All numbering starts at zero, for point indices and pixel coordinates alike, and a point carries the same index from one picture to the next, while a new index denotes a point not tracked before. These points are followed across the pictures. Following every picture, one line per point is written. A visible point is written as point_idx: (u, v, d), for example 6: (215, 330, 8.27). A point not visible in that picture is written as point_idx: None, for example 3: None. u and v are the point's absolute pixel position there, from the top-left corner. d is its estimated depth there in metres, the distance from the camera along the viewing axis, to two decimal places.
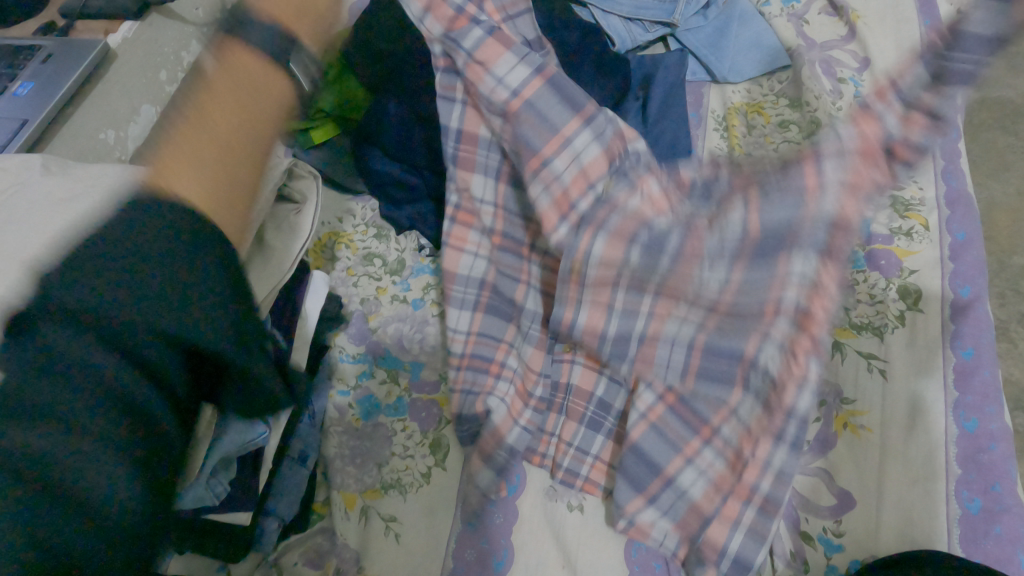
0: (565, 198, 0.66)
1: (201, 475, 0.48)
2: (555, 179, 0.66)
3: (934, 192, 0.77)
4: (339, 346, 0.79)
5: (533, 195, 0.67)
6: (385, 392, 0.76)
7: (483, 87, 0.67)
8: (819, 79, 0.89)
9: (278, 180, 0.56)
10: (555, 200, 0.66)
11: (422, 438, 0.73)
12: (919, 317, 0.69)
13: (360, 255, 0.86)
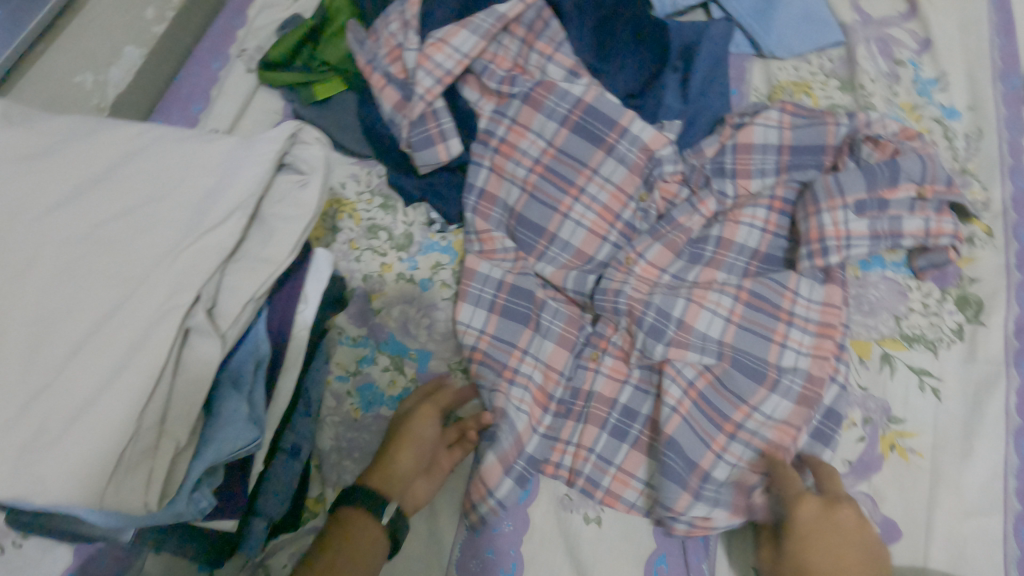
0: (604, 214, 0.72)
1: (181, 491, 0.42)
2: (593, 201, 0.73)
3: (998, 193, 0.71)
4: (339, 327, 0.72)
5: (563, 234, 0.72)
6: (387, 380, 0.69)
7: (542, 113, 0.75)
8: (875, 60, 0.81)
9: (275, 154, 0.46)
10: (595, 223, 0.72)
11: None
12: (980, 331, 0.63)
13: (364, 227, 0.78)
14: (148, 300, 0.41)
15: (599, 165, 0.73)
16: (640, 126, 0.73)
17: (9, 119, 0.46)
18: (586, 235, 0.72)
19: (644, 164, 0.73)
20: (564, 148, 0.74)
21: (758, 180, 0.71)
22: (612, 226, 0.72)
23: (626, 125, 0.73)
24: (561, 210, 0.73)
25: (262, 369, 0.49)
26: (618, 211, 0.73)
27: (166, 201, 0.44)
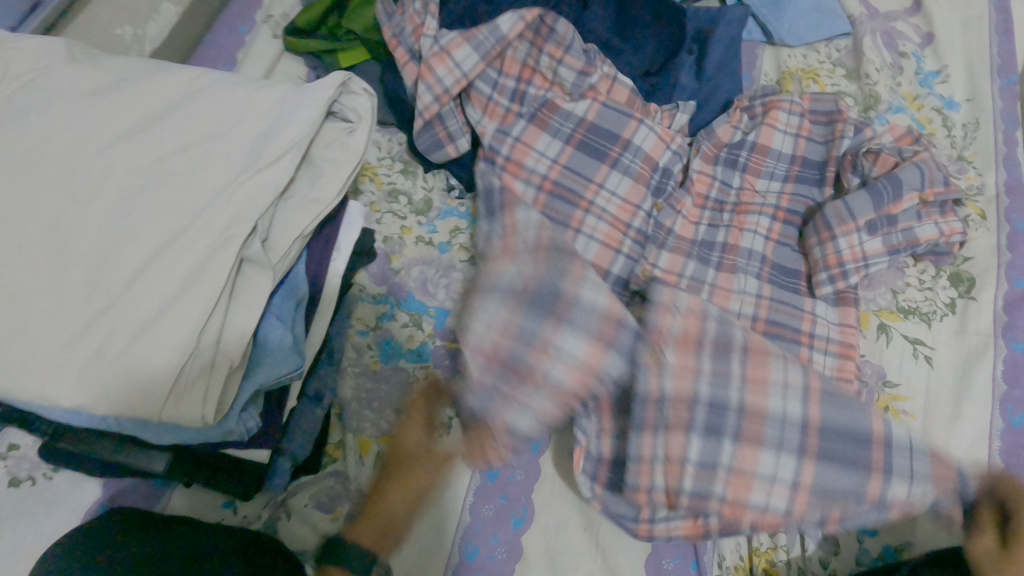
0: (616, 224, 0.71)
1: (233, 409, 0.45)
2: (603, 212, 0.71)
3: (994, 179, 0.75)
4: (359, 284, 0.74)
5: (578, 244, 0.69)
6: (406, 335, 0.71)
7: (548, 131, 0.76)
8: (880, 51, 0.84)
9: (327, 101, 0.50)
10: (607, 235, 0.70)
11: (444, 387, 0.69)
12: (972, 305, 0.67)
13: (384, 190, 0.80)
14: (209, 227, 0.44)
15: (605, 178, 0.73)
16: (642, 137, 0.75)
17: (76, 58, 0.50)
18: (599, 248, 0.69)
19: (649, 172, 0.74)
20: (570, 164, 0.74)
21: (765, 181, 0.76)
22: (624, 236, 0.71)
23: (629, 138, 0.75)
24: (574, 224, 0.70)
25: (301, 307, 0.51)
26: (627, 221, 0.72)
27: (224, 138, 0.47)
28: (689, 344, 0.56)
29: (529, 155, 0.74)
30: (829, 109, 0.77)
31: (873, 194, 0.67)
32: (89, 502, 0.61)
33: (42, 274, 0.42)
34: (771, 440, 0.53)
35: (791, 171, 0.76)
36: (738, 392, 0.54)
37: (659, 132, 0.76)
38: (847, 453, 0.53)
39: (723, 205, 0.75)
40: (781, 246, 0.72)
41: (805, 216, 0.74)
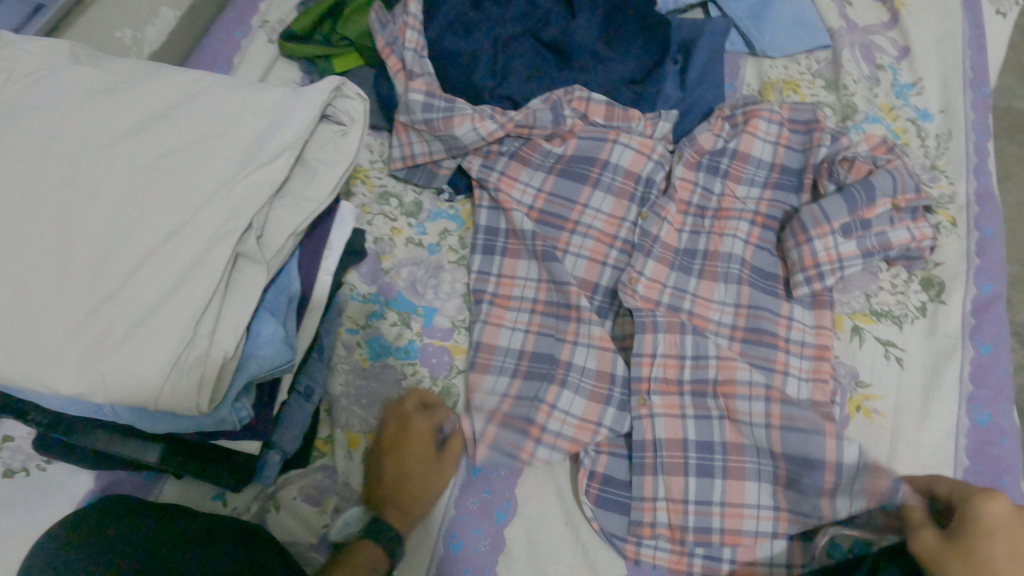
0: (602, 239, 0.76)
1: (226, 399, 0.46)
2: (589, 230, 0.76)
3: (965, 188, 0.77)
4: (350, 284, 0.76)
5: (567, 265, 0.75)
6: (395, 334, 0.73)
7: (529, 168, 0.80)
8: (858, 63, 0.87)
9: (322, 105, 0.52)
10: (594, 250, 0.75)
11: (431, 384, 0.71)
12: (941, 309, 0.70)
13: (376, 193, 0.82)
14: (207, 223, 0.46)
15: (589, 198, 0.77)
16: (619, 155, 0.79)
17: (78, 58, 0.51)
18: (587, 264, 0.75)
19: (632, 186, 0.78)
20: (555, 190, 0.78)
21: (745, 187, 0.78)
22: (610, 249, 0.75)
23: (607, 158, 0.79)
24: (562, 245, 0.76)
25: (293, 303, 0.53)
26: (614, 234, 0.76)
27: (221, 139, 0.49)
28: (672, 387, 0.66)
29: (518, 177, 0.79)
30: (807, 118, 0.79)
31: (847, 199, 0.69)
32: (82, 492, 0.63)
33: (45, 265, 0.43)
34: (749, 473, 0.62)
35: (771, 177, 0.78)
36: (719, 419, 0.65)
37: (636, 146, 0.79)
38: (815, 480, 0.60)
39: (705, 211, 0.77)
40: (759, 250, 0.74)
41: (783, 220, 0.76)
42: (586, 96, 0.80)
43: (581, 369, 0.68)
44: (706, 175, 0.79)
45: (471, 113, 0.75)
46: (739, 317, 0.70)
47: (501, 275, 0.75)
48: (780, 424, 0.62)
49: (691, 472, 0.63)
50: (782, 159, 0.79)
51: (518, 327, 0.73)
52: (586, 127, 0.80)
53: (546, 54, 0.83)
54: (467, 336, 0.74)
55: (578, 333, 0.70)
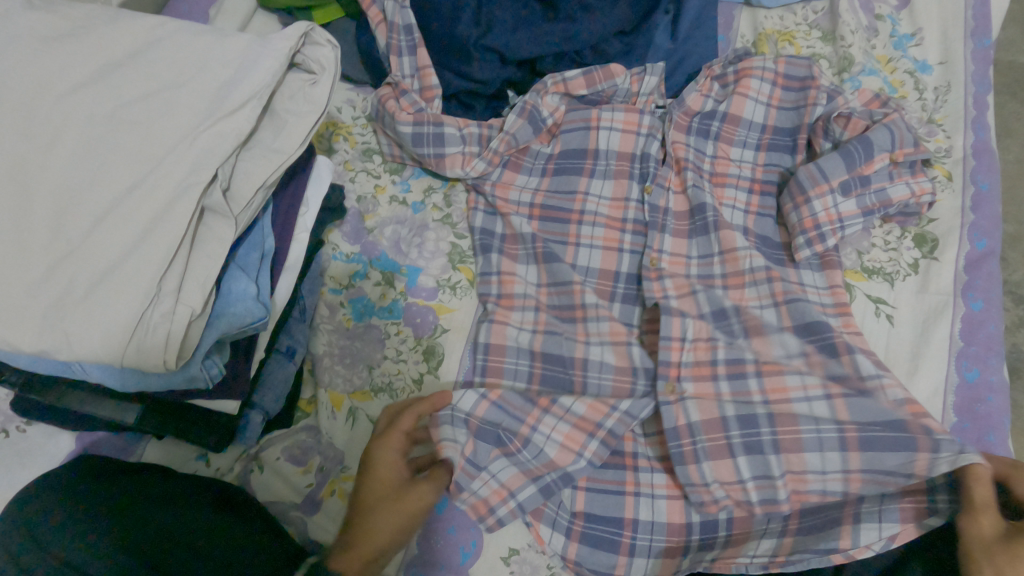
0: (611, 226, 0.74)
1: (196, 355, 0.45)
2: (597, 217, 0.74)
3: (961, 142, 0.75)
4: (333, 244, 0.74)
5: (581, 260, 0.73)
6: (379, 294, 0.72)
7: (523, 172, 0.79)
8: (856, 13, 0.84)
9: (290, 52, 0.50)
10: (606, 238, 0.73)
11: (415, 344, 0.70)
12: (934, 265, 0.68)
13: (358, 150, 0.80)
14: (168, 176, 0.44)
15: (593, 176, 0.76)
16: (607, 140, 0.77)
17: (32, 3, 0.49)
18: (603, 254, 0.73)
19: (628, 164, 0.76)
20: (553, 189, 0.77)
21: (739, 149, 0.76)
22: (623, 233, 0.74)
23: (596, 146, 0.77)
24: (572, 239, 0.74)
25: (267, 260, 0.52)
26: (622, 217, 0.74)
27: (184, 87, 0.47)
28: (704, 372, 0.64)
29: (512, 185, 0.78)
30: (802, 75, 0.76)
31: (845, 156, 0.67)
32: (62, 454, 0.62)
33: (3, 220, 0.42)
34: (809, 444, 0.57)
35: (763, 138, 0.76)
36: (764, 403, 0.60)
37: (622, 126, 0.77)
38: (884, 438, 0.55)
39: (701, 171, 0.75)
40: (761, 218, 0.73)
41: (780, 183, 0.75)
42: (561, 79, 0.78)
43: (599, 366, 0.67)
44: (696, 139, 0.77)
45: (463, 153, 0.75)
46: (773, 280, 0.66)
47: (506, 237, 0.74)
48: (844, 402, 0.58)
49: (738, 451, 0.59)
50: (776, 116, 0.77)
51: (523, 329, 0.69)
52: (567, 116, 0.79)
53: (531, 4, 0.79)
54: (452, 295, 0.73)
55: (587, 333, 0.68)
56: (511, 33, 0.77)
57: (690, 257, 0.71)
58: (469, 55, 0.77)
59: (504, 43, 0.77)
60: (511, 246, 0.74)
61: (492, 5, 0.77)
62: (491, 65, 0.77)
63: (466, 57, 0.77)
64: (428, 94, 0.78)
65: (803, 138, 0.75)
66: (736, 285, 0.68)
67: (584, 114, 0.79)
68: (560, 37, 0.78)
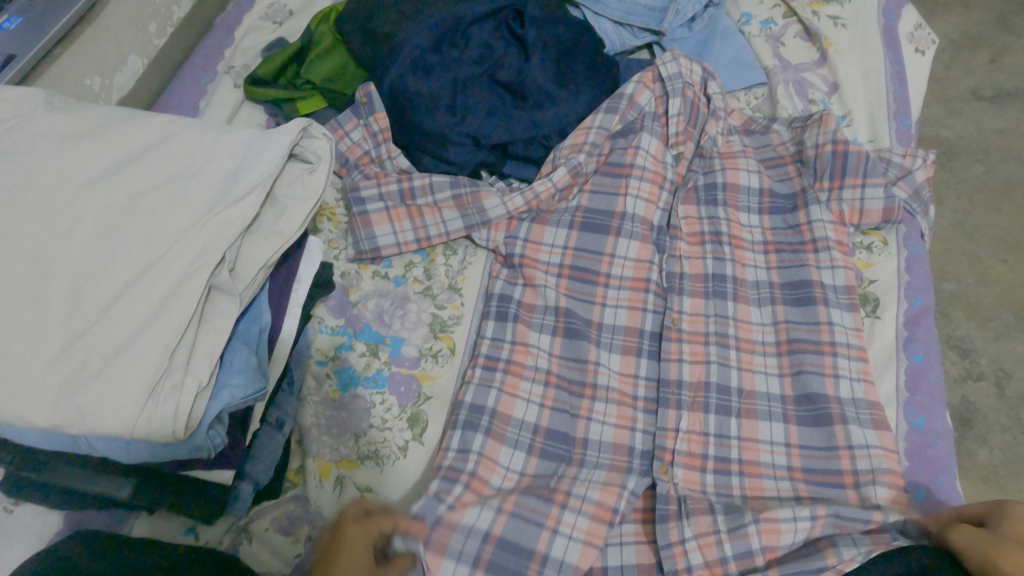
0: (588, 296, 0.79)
1: (201, 426, 0.48)
2: (622, 280, 0.79)
3: (903, 198, 0.83)
4: (319, 317, 0.79)
5: (608, 320, 0.77)
6: (364, 363, 0.76)
7: (551, 226, 0.82)
8: (792, 99, 0.95)
9: (289, 144, 0.55)
10: (631, 299, 0.78)
11: (400, 412, 0.73)
12: (876, 323, 0.75)
13: (342, 229, 0.86)
14: (180, 257, 0.48)
15: (586, 431, 0.72)
16: (633, 206, 0.82)
17: (55, 106, 0.54)
18: (628, 314, 0.78)
19: (637, 341, 0.76)
20: (580, 245, 0.81)
21: (757, 309, 0.77)
22: (607, 289, 0.79)
23: (600, 320, 0.78)
24: (598, 300, 0.78)
25: (265, 334, 0.55)
26: (702, 453, 0.69)
27: (194, 178, 0.52)
28: (641, 284, 0.79)
29: (542, 245, 0.81)
30: (788, 194, 0.85)
31: (815, 421, 0.69)
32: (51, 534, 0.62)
33: (21, 300, 0.45)
34: (832, 303, 0.75)
35: (787, 411, 0.71)
36: (737, 367, 0.73)
37: (647, 196, 0.82)
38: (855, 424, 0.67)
39: (725, 339, 0.75)
40: (748, 269, 0.80)
41: (791, 243, 0.81)
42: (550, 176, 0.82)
43: (612, 328, 0.77)
44: (647, 362, 0.76)
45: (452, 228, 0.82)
46: (739, 349, 0.74)
47: (515, 343, 0.75)
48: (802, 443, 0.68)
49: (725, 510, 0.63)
50: (796, 425, 0.70)
51: (556, 252, 0.81)
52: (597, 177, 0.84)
53: (502, 95, 0.87)
54: (434, 363, 0.76)
55: (608, 279, 0.79)
56: (483, 121, 0.84)
57: (677, 431, 0.70)
58: (445, 139, 0.84)
59: (476, 129, 0.84)
60: (527, 311, 0.78)
61: (463, 98, 0.85)
62: (466, 148, 0.84)
63: (442, 141, 0.84)
64: (362, 223, 0.82)
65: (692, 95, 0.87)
66: (696, 342, 0.75)
67: (614, 181, 0.83)
68: (529, 124, 0.85)
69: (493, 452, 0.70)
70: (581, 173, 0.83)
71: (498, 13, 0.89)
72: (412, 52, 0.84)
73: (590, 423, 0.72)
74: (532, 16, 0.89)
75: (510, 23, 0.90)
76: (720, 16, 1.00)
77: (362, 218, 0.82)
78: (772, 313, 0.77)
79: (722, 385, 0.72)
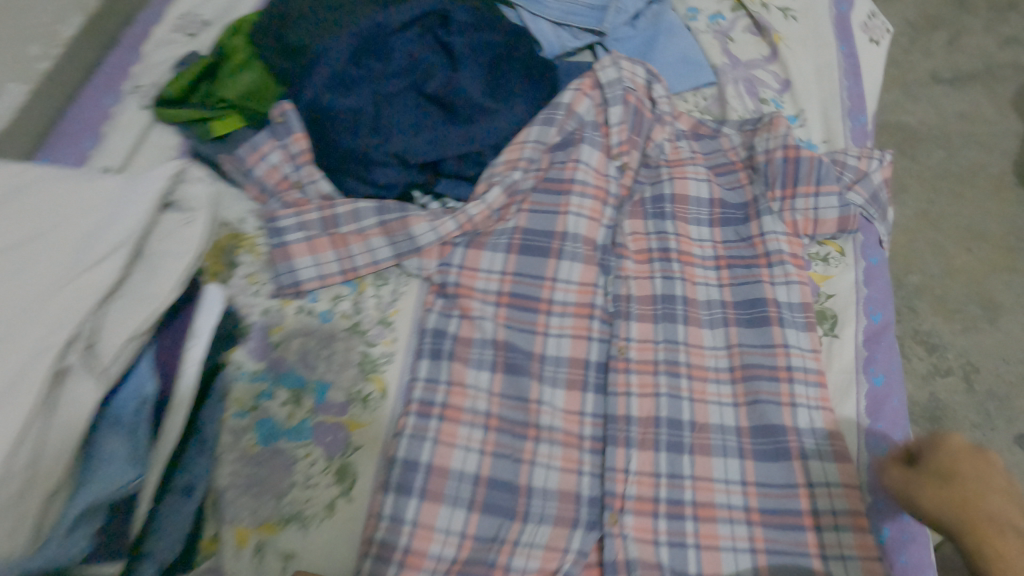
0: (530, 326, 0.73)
1: (56, 532, 0.42)
2: (565, 306, 0.73)
3: (861, 203, 0.77)
4: (236, 362, 0.72)
5: (551, 351, 0.71)
6: (286, 414, 0.69)
7: (487, 250, 0.76)
8: (742, 98, 0.89)
9: (159, 192, 0.49)
10: (575, 327, 0.73)
11: (326, 466, 0.67)
12: (836, 343, 0.70)
13: (263, 260, 0.79)
14: (24, 338, 0.41)
15: (530, 478, 0.65)
16: (575, 225, 0.76)
17: None
18: (572, 342, 0.72)
19: (583, 374, 0.70)
20: (519, 270, 0.75)
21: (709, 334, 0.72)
22: (550, 316, 0.73)
23: (543, 351, 0.71)
24: (540, 329, 0.72)
25: (147, 408, 0.49)
26: (654, 497, 0.64)
27: (44, 242, 0.45)
28: (585, 311, 0.73)
29: (478, 272, 0.75)
30: (740, 203, 0.79)
31: (773, 456, 0.64)
32: None
33: None
34: (787, 323, 0.70)
35: (744, 444, 0.65)
36: (689, 399, 0.68)
37: (589, 214, 0.77)
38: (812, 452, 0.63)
39: (676, 367, 0.70)
40: (698, 287, 0.75)
41: (744, 257, 0.76)
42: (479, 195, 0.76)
43: (555, 359, 0.71)
44: (593, 398, 0.70)
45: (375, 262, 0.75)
46: (692, 378, 0.69)
47: (451, 384, 0.69)
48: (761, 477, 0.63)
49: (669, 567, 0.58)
50: (753, 460, 0.64)
51: (492, 286, 0.74)
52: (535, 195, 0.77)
53: (430, 108, 0.80)
54: (363, 409, 0.70)
55: (552, 303, 0.73)
56: (410, 139, 0.77)
57: (627, 473, 0.64)
58: (370, 161, 0.77)
59: (402, 148, 0.77)
60: (463, 349, 0.71)
61: (388, 116, 0.78)
62: (392, 169, 0.77)
63: (367, 162, 0.77)
64: (282, 256, 0.75)
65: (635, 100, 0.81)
66: (645, 372, 0.70)
67: (553, 199, 0.77)
68: (462, 139, 0.78)
69: (429, 515, 0.63)
70: (518, 191, 0.77)
71: (422, 17, 0.80)
72: (330, 70, 0.77)
73: (535, 468, 0.65)
74: (457, 21, 0.81)
75: (436, 30, 0.81)
76: (664, 13, 0.94)
77: (281, 250, 0.75)
78: (725, 335, 0.72)
79: (675, 419, 0.67)
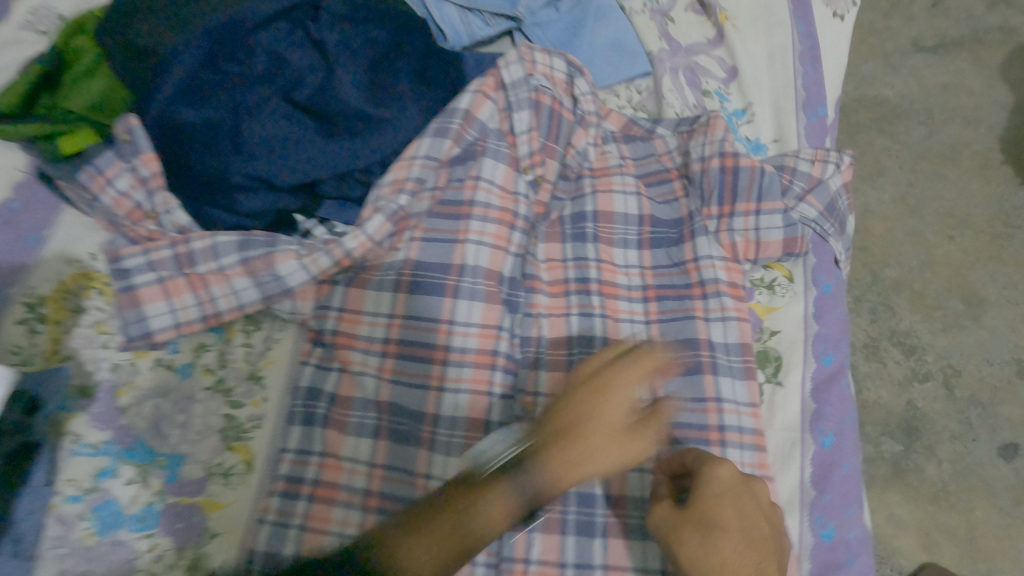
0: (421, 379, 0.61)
1: None
2: (465, 354, 0.62)
3: (813, 219, 0.66)
4: (72, 431, 0.58)
5: (445, 411, 0.60)
6: (131, 496, 0.57)
7: (371, 288, 0.65)
8: (681, 91, 0.77)
9: None
10: (475, 379, 0.61)
11: (175, 560, 0.56)
12: (780, 393, 0.62)
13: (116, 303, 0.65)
14: None
15: None
16: (475, 255, 0.64)
17: None
18: (470, 399, 0.61)
19: (481, 438, 0.59)
20: (410, 312, 0.63)
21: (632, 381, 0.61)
22: (446, 367, 0.61)
23: (436, 410, 0.60)
24: (435, 382, 0.61)
25: None
26: None
27: None
28: (486, 359, 0.62)
29: (361, 317, 0.64)
30: (673, 219, 0.68)
31: None
32: None
33: None
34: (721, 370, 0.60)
35: None
36: None
37: (492, 241, 0.65)
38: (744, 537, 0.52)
39: None
40: (621, 325, 0.64)
41: (675, 288, 0.65)
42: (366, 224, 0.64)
43: (450, 421, 0.60)
44: None
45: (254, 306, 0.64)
46: None
47: (325, 455, 0.60)
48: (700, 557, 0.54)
49: None
50: None
51: (379, 322, 0.63)
52: (429, 222, 0.66)
53: (304, 120, 0.68)
54: (223, 486, 0.59)
55: (448, 347, 0.62)
56: (278, 159, 0.65)
57: (527, 563, 0.55)
58: (231, 186, 0.65)
59: (269, 170, 0.65)
60: (341, 413, 0.61)
61: (250, 131, 0.65)
62: (259, 196, 0.66)
63: (228, 188, 0.65)
64: (128, 301, 0.63)
65: (548, 102, 0.70)
66: None
67: (451, 225, 0.66)
68: (344, 156, 0.67)
69: None
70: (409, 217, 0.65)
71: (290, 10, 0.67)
72: (174, 78, 0.63)
73: None
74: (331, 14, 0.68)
75: (308, 24, 0.68)
76: None
77: (127, 295, 0.62)
78: None
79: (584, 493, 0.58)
